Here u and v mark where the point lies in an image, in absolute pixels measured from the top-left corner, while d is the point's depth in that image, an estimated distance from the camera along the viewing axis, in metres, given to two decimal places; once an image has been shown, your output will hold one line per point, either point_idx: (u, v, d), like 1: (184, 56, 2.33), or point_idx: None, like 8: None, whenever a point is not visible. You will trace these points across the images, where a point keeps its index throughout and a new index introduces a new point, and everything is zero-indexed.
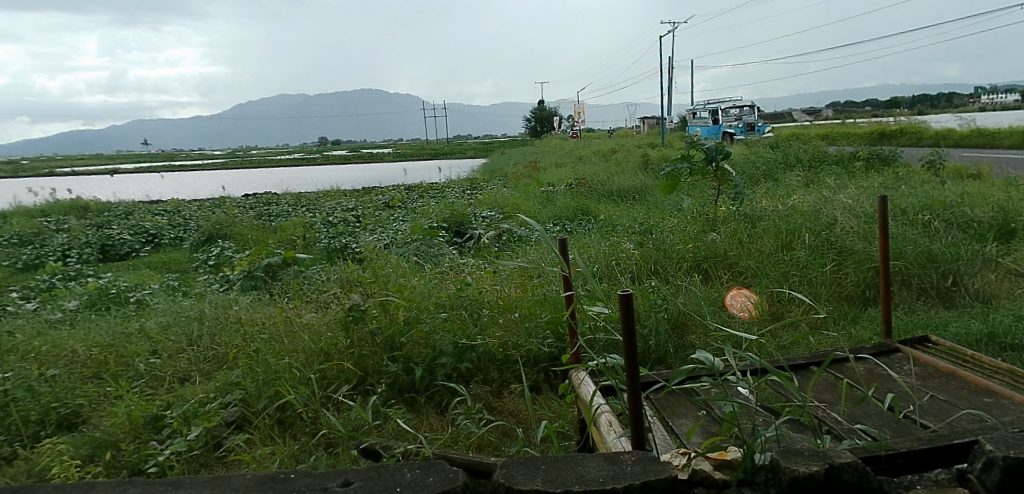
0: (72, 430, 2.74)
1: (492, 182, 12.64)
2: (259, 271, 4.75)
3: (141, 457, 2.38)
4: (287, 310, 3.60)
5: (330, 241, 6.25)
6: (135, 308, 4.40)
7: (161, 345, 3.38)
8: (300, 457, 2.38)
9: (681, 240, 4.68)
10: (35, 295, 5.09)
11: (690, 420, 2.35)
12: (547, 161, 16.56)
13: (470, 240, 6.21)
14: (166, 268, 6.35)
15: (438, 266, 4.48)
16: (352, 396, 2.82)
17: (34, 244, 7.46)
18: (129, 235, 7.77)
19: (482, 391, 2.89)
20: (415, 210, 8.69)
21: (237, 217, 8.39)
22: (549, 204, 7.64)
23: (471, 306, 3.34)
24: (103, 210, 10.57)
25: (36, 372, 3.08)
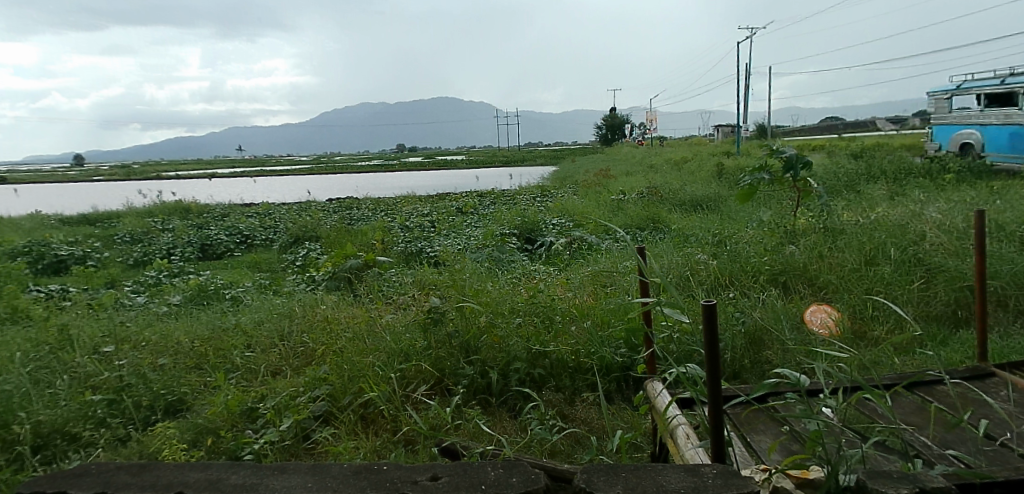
0: (177, 416, 2.88)
1: (563, 190, 12.58)
2: (344, 272, 4.94)
3: (238, 445, 2.46)
4: (369, 311, 3.72)
5: (407, 245, 6.37)
6: (232, 304, 4.61)
7: (255, 340, 3.53)
8: (382, 453, 2.43)
9: (758, 252, 4.56)
10: (143, 290, 5.43)
11: (770, 437, 2.40)
12: (618, 169, 16.35)
13: (541, 247, 6.22)
14: (259, 268, 6.66)
15: (512, 272, 4.51)
16: (430, 397, 2.85)
17: (144, 243, 7.98)
18: (225, 235, 8.19)
19: (555, 398, 2.85)
20: (487, 216, 8.81)
21: (322, 221, 8.73)
22: (619, 212, 7.57)
23: (544, 312, 3.34)
24: (204, 211, 11.22)
25: (145, 361, 3.24)
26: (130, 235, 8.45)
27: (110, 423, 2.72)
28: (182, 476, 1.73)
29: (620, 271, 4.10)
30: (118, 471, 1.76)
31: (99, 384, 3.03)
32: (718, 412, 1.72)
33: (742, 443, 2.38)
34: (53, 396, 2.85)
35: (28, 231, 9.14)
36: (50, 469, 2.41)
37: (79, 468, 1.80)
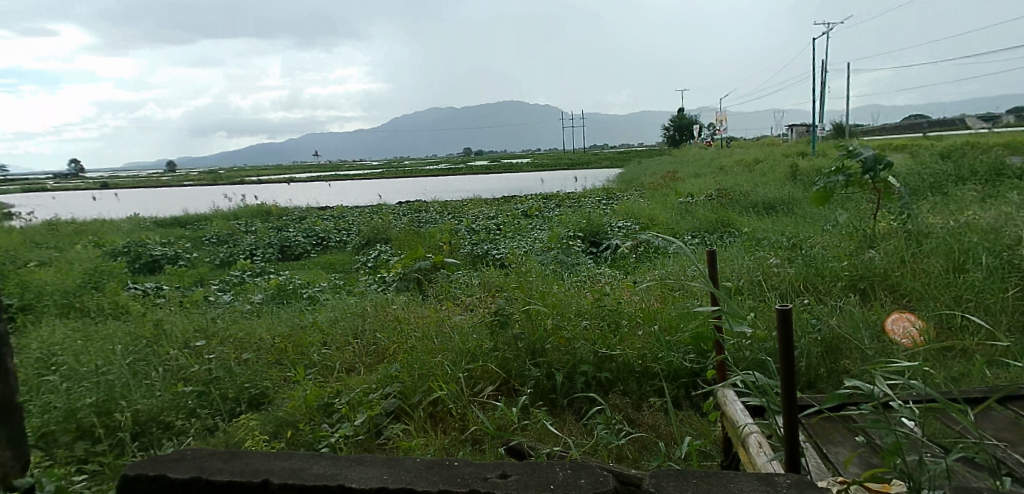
0: (259, 408, 2.95)
1: (628, 193, 12.44)
2: (413, 274, 5.06)
3: (316, 437, 2.53)
4: (438, 311, 3.80)
5: (473, 247, 6.46)
6: (309, 303, 4.79)
7: (330, 338, 3.64)
8: (451, 451, 2.44)
9: (835, 257, 4.36)
10: (229, 289, 5.72)
11: (847, 449, 2.31)
12: (685, 171, 16.03)
13: (607, 250, 6.16)
14: (333, 268, 6.90)
15: (578, 275, 4.49)
16: (496, 397, 2.86)
17: (228, 244, 8.44)
18: (302, 237, 8.54)
19: (620, 402, 2.78)
20: (552, 219, 8.81)
21: (392, 224, 8.96)
22: (687, 215, 7.40)
23: (610, 315, 3.29)
24: (283, 214, 11.75)
25: (231, 355, 3.35)
26: (217, 236, 8.96)
27: (200, 413, 2.82)
28: (269, 464, 1.89)
29: (689, 275, 4.00)
30: (210, 457, 1.90)
31: (189, 376, 3.14)
32: (792, 424, 1.79)
33: (818, 454, 2.28)
34: (149, 386, 2.97)
35: (126, 232, 9.85)
36: (148, 454, 2.54)
37: (177, 452, 1.94)
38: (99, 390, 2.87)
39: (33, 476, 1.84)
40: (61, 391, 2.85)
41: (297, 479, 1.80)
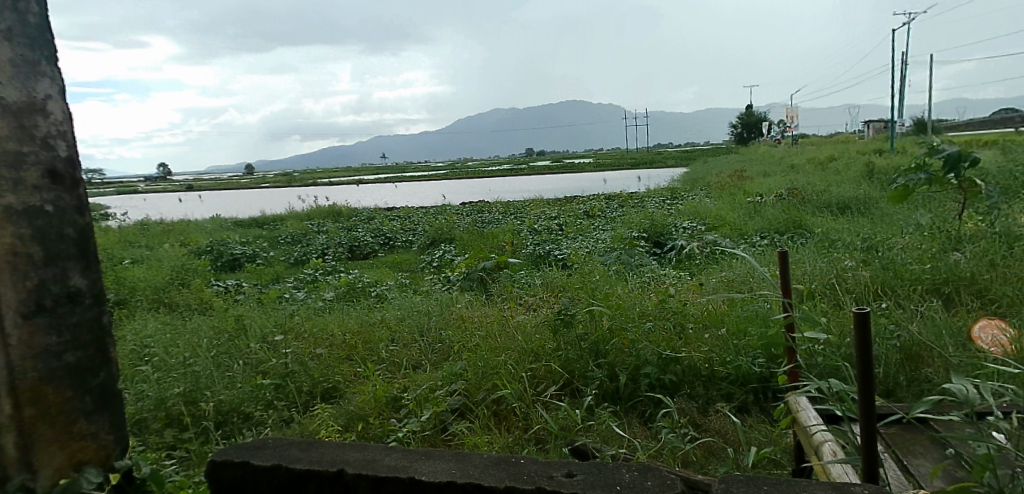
0: (331, 402, 3.04)
1: (693, 193, 12.16)
2: (476, 273, 5.13)
3: (384, 432, 2.59)
4: (501, 311, 3.83)
5: (536, 248, 6.47)
6: (377, 301, 4.92)
7: (397, 335, 3.72)
8: (515, 449, 2.44)
9: (916, 260, 4.13)
10: (302, 286, 5.96)
11: (930, 462, 2.17)
12: (753, 170, 15.55)
13: (671, 251, 6.06)
14: (399, 267, 7.06)
15: (642, 276, 4.43)
16: (559, 397, 2.85)
17: (301, 244, 8.80)
18: (370, 237, 8.79)
19: (685, 405, 2.70)
20: (614, 220, 8.72)
21: (455, 225, 9.10)
22: (756, 216, 7.18)
23: (675, 318, 3.24)
24: (352, 215, 12.14)
25: (306, 351, 3.47)
26: (291, 236, 9.35)
27: (277, 405, 2.92)
28: (344, 454, 1.96)
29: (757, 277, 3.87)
30: (289, 447, 1.98)
31: (268, 369, 3.28)
32: (871, 432, 1.72)
33: (897, 466, 2.16)
34: (231, 378, 3.11)
35: (209, 232, 10.44)
36: (230, 443, 2.66)
37: (259, 441, 2.02)
38: (186, 380, 3.03)
39: (131, 459, 1.97)
40: (153, 380, 3.03)
41: (371, 470, 1.86)
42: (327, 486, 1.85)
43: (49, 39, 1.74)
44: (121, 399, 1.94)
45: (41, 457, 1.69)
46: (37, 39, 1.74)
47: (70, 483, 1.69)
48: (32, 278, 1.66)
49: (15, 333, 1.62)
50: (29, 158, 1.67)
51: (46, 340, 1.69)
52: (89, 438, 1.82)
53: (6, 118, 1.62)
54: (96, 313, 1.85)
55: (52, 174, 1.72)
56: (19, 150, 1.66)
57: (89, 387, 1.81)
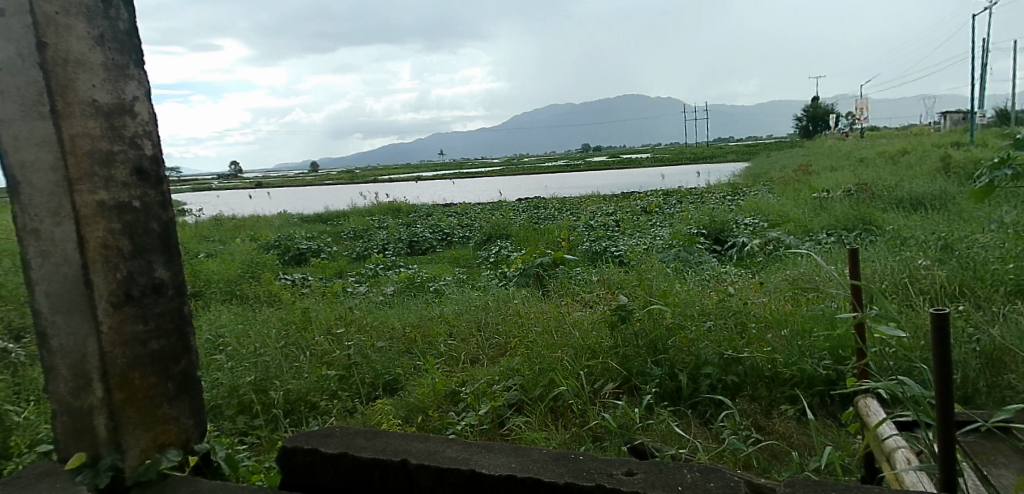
0: (393, 394, 3.10)
1: (756, 188, 11.79)
2: (533, 270, 5.15)
3: (443, 424, 2.62)
4: (558, 308, 3.83)
5: (592, 244, 6.43)
6: (436, 296, 5.00)
7: (455, 329, 3.76)
8: (572, 445, 2.42)
9: (999, 260, 3.88)
10: (364, 280, 6.13)
11: (1015, 474, 2.04)
12: (819, 164, 14.94)
13: (732, 248, 5.92)
14: (457, 262, 7.15)
15: (702, 274, 4.35)
16: (618, 395, 2.81)
17: (363, 239, 9.04)
18: (429, 233, 8.93)
19: (748, 407, 2.63)
20: (673, 216, 8.57)
21: (512, 221, 9.14)
22: (823, 212, 6.91)
23: (737, 317, 3.17)
24: (411, 211, 12.37)
25: (368, 344, 3.57)
26: (354, 232, 9.63)
27: (341, 395, 3.01)
28: (407, 445, 2.00)
29: (823, 276, 3.73)
30: (355, 435, 2.04)
31: (332, 360, 3.39)
32: (951, 440, 1.63)
33: (978, 476, 2.04)
34: (299, 368, 3.22)
35: (276, 227, 10.88)
36: (297, 431, 2.75)
37: (327, 429, 2.09)
38: (257, 369, 3.16)
39: (208, 443, 2.06)
40: (226, 368, 3.17)
41: (433, 461, 1.88)
42: (390, 476, 1.88)
43: (138, 45, 1.81)
44: (200, 385, 2.00)
45: (128, 439, 1.76)
46: (127, 44, 1.82)
47: (154, 463, 1.78)
48: (121, 269, 1.75)
49: (105, 320, 1.70)
50: (119, 156, 1.74)
51: (134, 328, 1.77)
52: (171, 421, 1.88)
53: (100, 119, 1.70)
54: (178, 303, 1.91)
55: (140, 171, 1.79)
56: (111, 149, 1.73)
57: (171, 373, 1.87)
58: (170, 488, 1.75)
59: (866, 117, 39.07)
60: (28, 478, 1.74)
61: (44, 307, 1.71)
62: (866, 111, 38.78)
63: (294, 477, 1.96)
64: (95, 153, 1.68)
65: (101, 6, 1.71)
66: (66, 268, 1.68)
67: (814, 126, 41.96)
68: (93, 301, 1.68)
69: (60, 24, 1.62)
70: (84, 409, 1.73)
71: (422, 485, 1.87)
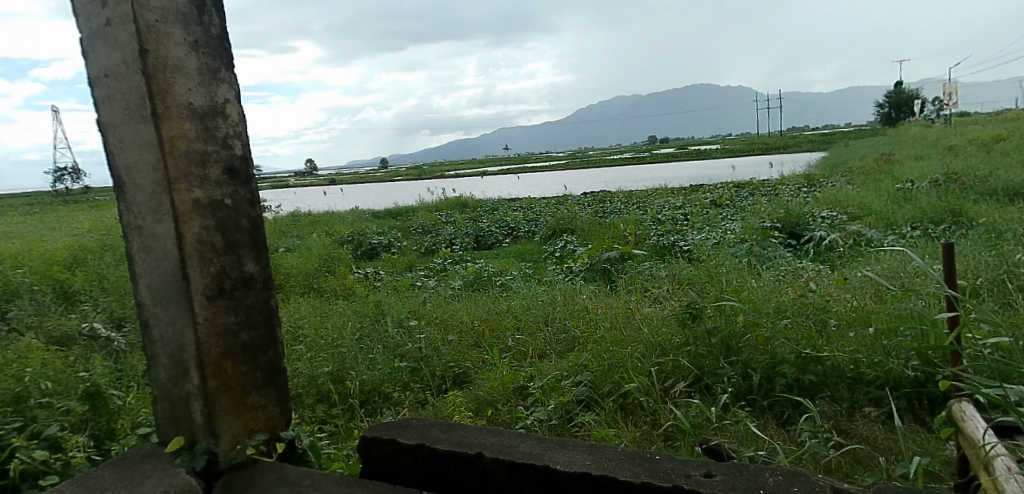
0: (462, 387, 3.15)
1: (833, 179, 11.28)
2: (600, 264, 5.14)
3: (512, 418, 2.65)
4: (627, 303, 3.80)
5: (660, 239, 6.33)
6: (503, 290, 5.03)
7: (523, 323, 3.78)
8: (643, 443, 2.40)
9: None
10: (433, 274, 6.25)
11: None
12: (904, 152, 14.10)
13: (809, 242, 5.70)
14: (523, 256, 7.19)
15: (777, 270, 4.21)
16: (690, 393, 2.76)
17: (431, 234, 9.22)
18: (495, 228, 9.00)
19: (828, 408, 2.52)
20: (744, 209, 8.32)
21: (577, 215, 9.10)
22: (907, 204, 6.54)
23: (816, 314, 3.06)
24: (477, 206, 12.51)
25: (438, 337, 3.64)
26: (422, 227, 9.84)
27: (413, 387, 3.08)
28: (481, 438, 2.03)
29: (911, 272, 3.54)
30: (431, 428, 2.09)
31: (404, 352, 3.47)
32: None
33: None
34: (373, 360, 3.32)
35: (350, 222, 11.25)
36: (373, 420, 2.84)
37: (404, 421, 2.14)
38: (334, 360, 3.27)
39: (293, 431, 2.15)
40: (306, 359, 3.30)
41: (507, 455, 1.90)
42: (466, 469, 1.91)
43: (229, 49, 1.88)
44: (286, 375, 2.08)
45: (222, 425, 1.85)
46: (219, 49, 1.90)
47: (245, 449, 1.87)
48: (215, 264, 1.83)
49: (201, 312, 1.78)
50: (212, 157, 1.83)
51: (226, 319, 1.85)
52: (260, 409, 1.96)
53: (195, 121, 1.78)
54: (266, 296, 1.99)
55: (230, 170, 1.87)
56: (205, 149, 1.82)
57: (260, 363, 1.95)
58: (260, 474, 1.83)
59: (950, 102, 36.60)
60: (134, 459, 1.86)
61: (148, 299, 1.83)
62: (950, 96, 36.36)
63: (374, 465, 2.02)
64: (191, 154, 1.77)
65: (196, 13, 1.79)
66: (166, 263, 1.77)
67: (896, 110, 39.47)
68: (190, 293, 1.76)
69: (159, 31, 1.71)
70: (182, 395, 1.84)
71: (497, 479, 1.88)
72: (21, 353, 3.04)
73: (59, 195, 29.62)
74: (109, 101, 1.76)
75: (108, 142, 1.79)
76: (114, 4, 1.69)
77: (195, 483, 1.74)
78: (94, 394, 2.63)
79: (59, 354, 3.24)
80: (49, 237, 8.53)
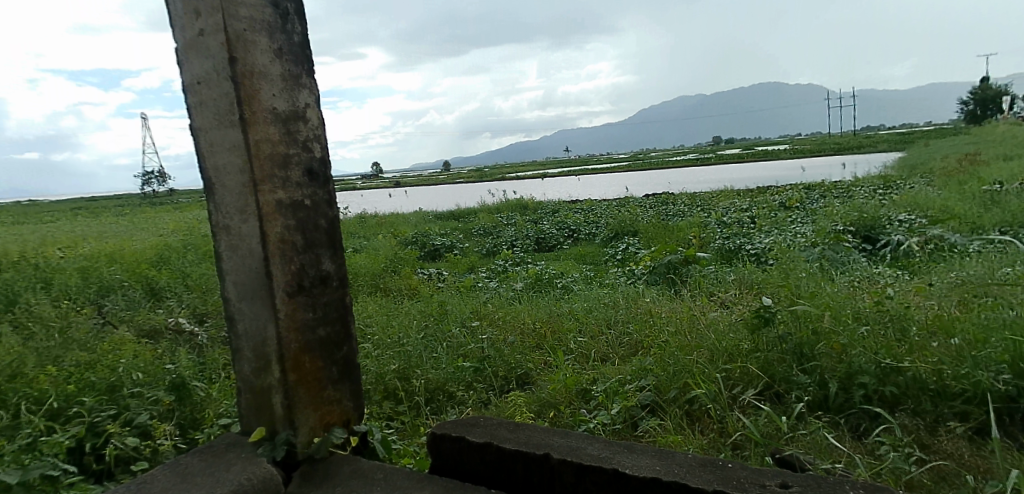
0: (524, 388, 3.16)
1: (912, 181, 10.70)
2: (663, 268, 5.09)
3: (576, 421, 2.64)
4: (693, 308, 3.74)
5: (725, 242, 6.21)
6: (564, 292, 5.03)
7: (585, 326, 3.76)
8: (710, 451, 2.35)
9: None
10: (494, 275, 6.31)
11: None
12: (994, 152, 13.23)
13: (885, 247, 5.46)
14: (584, 259, 7.17)
15: (852, 275, 4.05)
16: (759, 402, 2.69)
17: (492, 235, 9.32)
18: (556, 230, 9.01)
19: (910, 422, 2.41)
20: (816, 211, 8.03)
21: (639, 218, 9.01)
22: (996, 207, 6.15)
23: (896, 323, 2.93)
24: (538, 208, 12.55)
25: (500, 338, 3.67)
26: (482, 229, 9.96)
27: (477, 387, 3.11)
28: (549, 439, 2.03)
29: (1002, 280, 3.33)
30: (499, 427, 2.10)
31: (467, 352, 3.51)
32: None
33: None
34: (439, 359, 3.38)
35: (413, 223, 11.52)
36: (437, 418, 2.89)
37: (472, 419, 2.17)
38: (400, 358, 3.33)
39: (365, 427, 2.20)
40: (374, 357, 3.38)
41: (575, 457, 1.88)
42: (534, 470, 1.91)
43: (310, 56, 1.97)
44: (360, 371, 2.13)
45: (300, 418, 1.91)
46: (300, 56, 1.99)
47: (322, 442, 1.93)
48: (295, 261, 1.90)
49: (282, 308, 1.86)
50: (293, 159, 1.90)
51: (305, 315, 1.91)
52: (335, 403, 2.02)
53: (278, 125, 1.86)
54: (342, 294, 2.05)
55: (310, 172, 1.94)
56: (286, 152, 1.90)
57: (335, 358, 2.02)
58: (335, 467, 1.89)
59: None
60: (219, 447, 1.95)
61: (234, 295, 1.92)
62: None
63: (442, 462, 2.05)
64: (275, 156, 1.85)
65: (280, 21, 1.88)
66: (250, 260, 1.86)
67: (983, 108, 37.30)
68: (273, 290, 1.84)
69: (247, 40, 1.80)
70: (263, 387, 1.91)
71: (565, 481, 1.87)
72: (115, 346, 3.26)
73: (137, 198, 31.55)
74: (201, 106, 1.87)
75: (199, 145, 1.90)
76: (206, 15, 1.79)
77: (275, 473, 1.81)
78: (179, 386, 2.78)
79: (147, 347, 3.44)
80: (138, 237, 9.13)
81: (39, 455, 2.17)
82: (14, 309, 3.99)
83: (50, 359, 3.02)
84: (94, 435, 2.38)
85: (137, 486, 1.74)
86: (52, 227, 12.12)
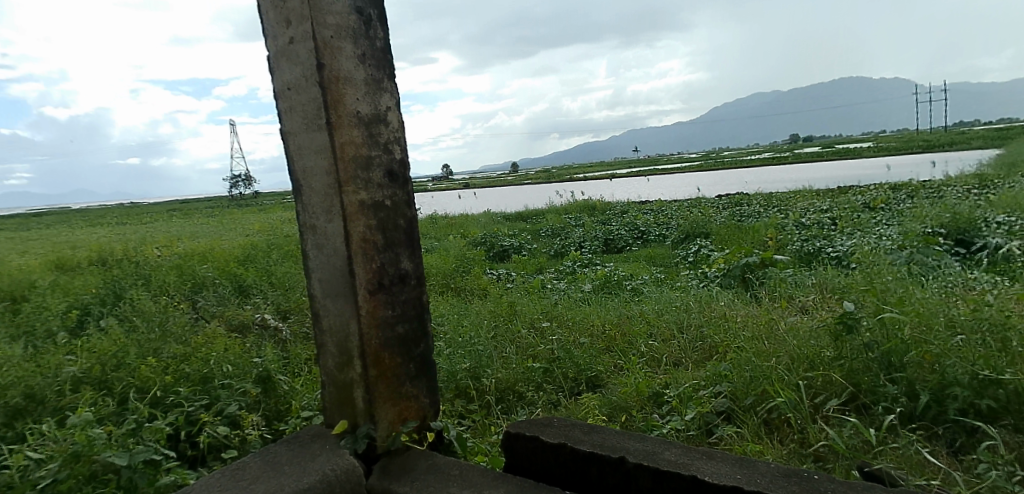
0: (595, 390, 3.14)
1: (1014, 180, 9.90)
2: (738, 270, 4.95)
3: (647, 426, 2.61)
4: (770, 312, 3.63)
5: (804, 244, 5.97)
6: (634, 294, 4.98)
7: (657, 329, 3.70)
8: (791, 461, 2.27)
9: None
10: (563, 277, 6.31)
11: None
12: None
13: (982, 251, 5.10)
14: (653, 260, 7.06)
15: (945, 281, 3.81)
16: (844, 412, 2.59)
17: (560, 236, 9.32)
18: (625, 232, 8.90)
19: (1012, 439, 2.24)
20: (903, 213, 7.60)
21: (712, 219, 8.79)
22: None
23: (996, 331, 2.73)
24: (605, 209, 12.43)
25: (570, 340, 3.66)
26: (550, 230, 9.97)
27: (547, 388, 3.12)
28: (625, 442, 2.01)
29: None
30: (572, 428, 2.10)
31: (537, 353, 3.53)
32: None
33: None
34: (509, 360, 3.40)
35: (483, 224, 11.69)
36: (507, 418, 2.90)
37: (545, 419, 2.17)
38: (470, 357, 3.37)
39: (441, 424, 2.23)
40: (446, 355, 3.45)
41: (652, 462, 1.85)
42: (609, 472, 1.90)
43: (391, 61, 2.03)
44: (435, 368, 2.17)
45: (380, 412, 1.97)
46: (381, 61, 2.05)
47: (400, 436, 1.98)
48: (376, 260, 1.96)
49: (364, 305, 1.92)
50: (375, 161, 1.96)
51: (385, 312, 1.97)
52: (412, 399, 2.07)
53: (361, 128, 1.93)
54: (419, 292, 2.10)
55: (390, 173, 2.00)
56: (369, 154, 1.96)
57: (413, 355, 2.06)
58: (413, 461, 1.93)
59: None
60: (305, 438, 2.03)
61: (319, 291, 2.00)
62: None
63: (516, 460, 2.07)
64: (358, 158, 1.91)
65: (363, 28, 1.96)
66: (335, 259, 1.93)
67: None
68: (355, 287, 1.90)
69: (334, 46, 1.88)
70: (346, 381, 1.98)
71: (641, 485, 1.85)
72: (206, 339, 3.46)
73: (215, 201, 33.50)
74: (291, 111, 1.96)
75: (289, 149, 1.99)
76: (297, 23, 1.88)
77: (357, 464, 1.86)
78: (264, 379, 2.92)
79: (235, 341, 3.65)
80: (224, 236, 9.69)
81: (142, 440, 2.34)
82: (120, 303, 4.32)
83: (151, 350, 3.25)
84: (189, 423, 2.54)
85: (231, 472, 1.84)
86: (153, 227, 13.05)
